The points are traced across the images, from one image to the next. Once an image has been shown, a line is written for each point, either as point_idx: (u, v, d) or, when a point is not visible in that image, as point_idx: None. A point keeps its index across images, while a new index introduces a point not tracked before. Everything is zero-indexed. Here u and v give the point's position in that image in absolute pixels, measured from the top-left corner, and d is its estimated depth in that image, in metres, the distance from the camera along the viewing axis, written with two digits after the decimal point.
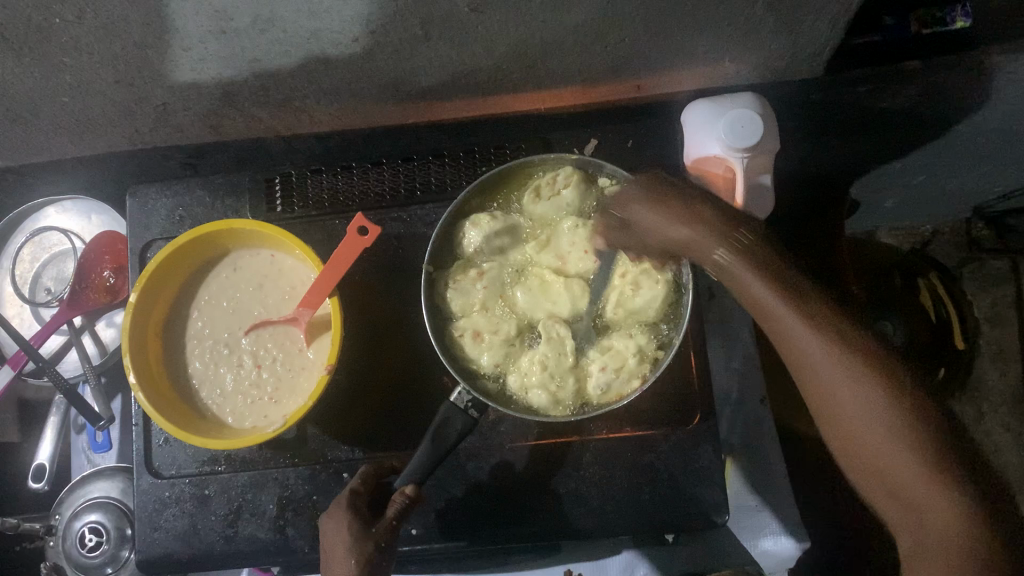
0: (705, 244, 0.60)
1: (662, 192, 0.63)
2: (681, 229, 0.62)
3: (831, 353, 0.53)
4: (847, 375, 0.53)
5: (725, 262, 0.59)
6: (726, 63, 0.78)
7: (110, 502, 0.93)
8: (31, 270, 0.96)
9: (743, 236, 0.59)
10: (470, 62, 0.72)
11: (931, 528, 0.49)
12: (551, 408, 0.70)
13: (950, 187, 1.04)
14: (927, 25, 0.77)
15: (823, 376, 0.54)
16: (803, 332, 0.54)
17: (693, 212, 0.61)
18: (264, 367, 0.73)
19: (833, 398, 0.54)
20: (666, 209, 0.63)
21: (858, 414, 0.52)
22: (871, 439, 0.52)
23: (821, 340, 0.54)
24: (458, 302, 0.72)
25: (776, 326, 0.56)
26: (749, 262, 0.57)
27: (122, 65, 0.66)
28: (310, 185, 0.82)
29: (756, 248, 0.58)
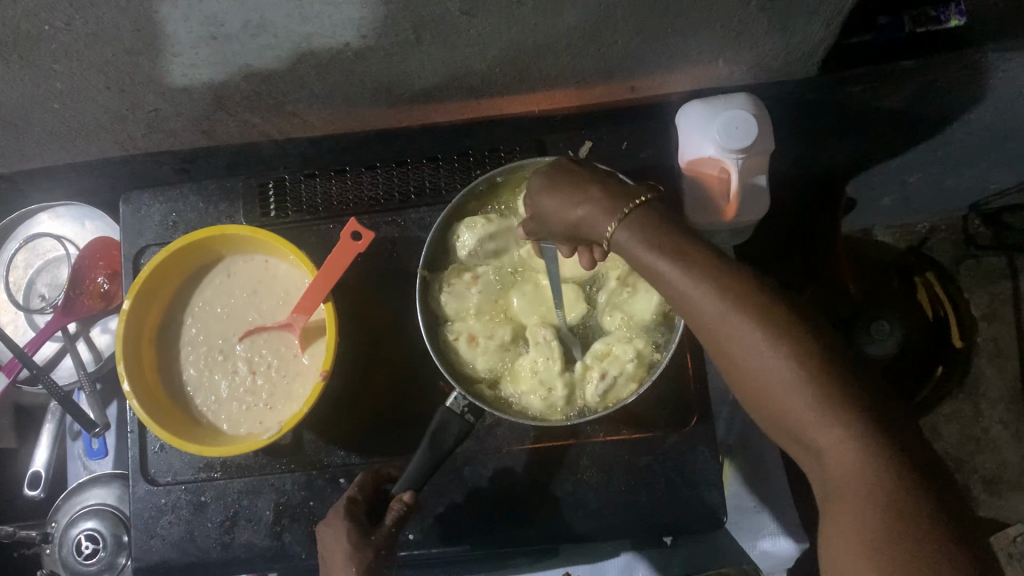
0: (599, 222, 0.57)
1: (567, 175, 0.61)
2: (578, 210, 0.58)
3: (743, 325, 0.49)
4: (763, 349, 0.48)
5: (623, 240, 0.55)
6: (720, 64, 0.78)
7: (106, 509, 0.93)
8: (25, 276, 0.95)
9: (637, 212, 0.55)
10: (463, 64, 0.72)
11: (858, 506, 0.45)
12: (546, 413, 0.70)
13: (946, 185, 1.03)
14: (920, 23, 0.78)
15: (739, 354, 0.50)
16: (715, 308, 0.50)
17: (600, 192, 0.58)
18: (259, 373, 0.73)
19: (752, 376, 0.49)
20: (568, 191, 0.60)
21: (777, 389, 0.48)
22: (794, 414, 0.48)
23: (729, 315, 0.50)
24: (453, 306, 0.72)
25: (684, 305, 0.52)
26: (644, 237, 0.54)
27: (113, 71, 0.65)
28: (304, 190, 0.82)
29: (654, 221, 0.54)
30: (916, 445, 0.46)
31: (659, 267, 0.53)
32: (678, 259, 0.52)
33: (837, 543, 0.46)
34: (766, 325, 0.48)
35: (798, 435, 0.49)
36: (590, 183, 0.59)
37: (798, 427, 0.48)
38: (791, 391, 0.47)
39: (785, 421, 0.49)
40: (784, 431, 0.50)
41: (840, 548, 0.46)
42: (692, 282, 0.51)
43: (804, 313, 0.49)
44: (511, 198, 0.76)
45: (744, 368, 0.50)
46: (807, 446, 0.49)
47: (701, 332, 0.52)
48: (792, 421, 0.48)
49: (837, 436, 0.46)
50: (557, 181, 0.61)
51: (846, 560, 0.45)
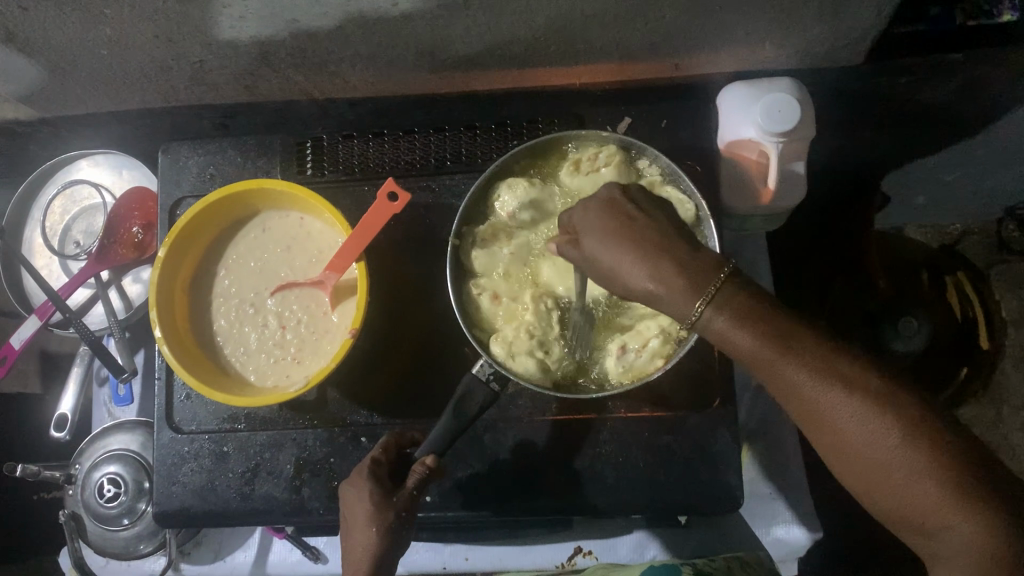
0: (678, 305, 0.52)
1: (620, 223, 0.54)
2: (643, 279, 0.53)
3: (859, 412, 0.50)
4: (890, 440, 0.49)
5: (714, 327, 0.53)
6: (767, 46, 0.77)
7: (128, 454, 0.94)
8: (61, 222, 0.96)
9: (728, 297, 0.52)
10: (509, 32, 0.72)
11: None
12: (506, 360, 0.68)
13: (985, 186, 1.02)
14: (972, 16, 0.75)
15: (859, 445, 0.51)
16: (835, 399, 0.51)
17: (670, 262, 0.53)
18: (289, 328, 0.74)
19: (874, 464, 0.50)
20: (626, 255, 0.53)
21: (901, 479, 0.50)
22: (917, 502, 0.49)
23: (851, 404, 0.50)
24: (483, 262, 0.72)
25: (786, 391, 0.53)
26: (744, 322, 0.52)
27: (162, 19, 0.66)
28: (342, 150, 0.82)
29: (746, 305, 0.52)
30: None
31: (762, 357, 0.52)
32: (786, 350, 0.52)
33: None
34: (889, 412, 0.50)
35: (918, 522, 0.50)
36: (661, 248, 0.53)
37: (920, 515, 0.49)
38: (923, 481, 0.49)
39: (903, 508, 0.50)
40: (895, 517, 0.51)
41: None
42: (803, 374, 0.51)
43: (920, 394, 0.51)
44: (551, 168, 0.76)
45: (863, 457, 0.51)
46: (922, 530, 0.50)
47: (808, 420, 0.53)
48: (913, 510, 0.50)
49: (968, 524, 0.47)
50: (611, 228, 0.54)
51: None
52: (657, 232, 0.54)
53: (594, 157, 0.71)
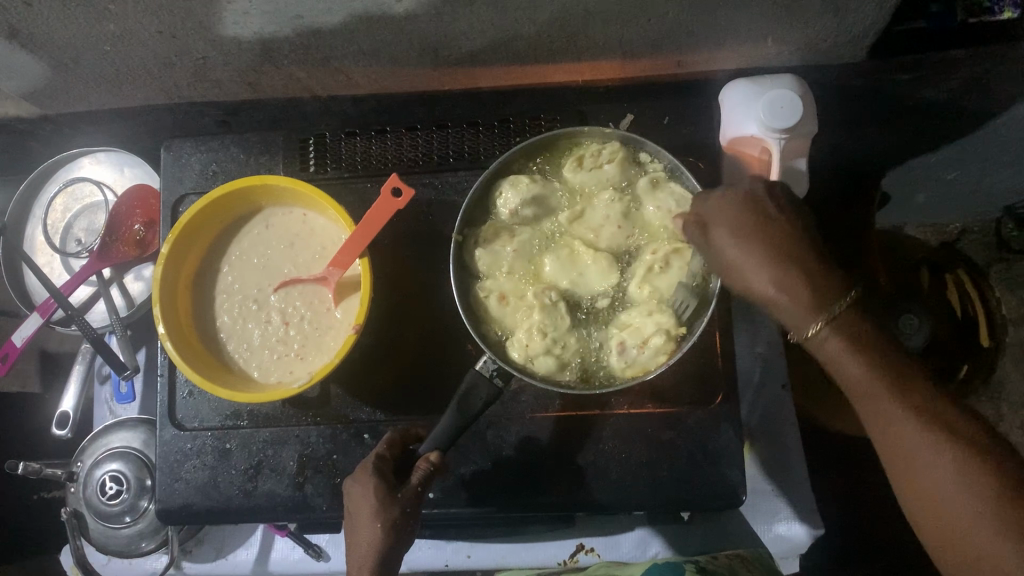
0: (800, 313, 0.57)
1: (754, 220, 0.60)
2: (767, 284, 0.58)
3: (942, 461, 0.53)
4: (946, 464, 0.53)
5: (825, 342, 0.57)
6: (769, 42, 0.78)
7: (130, 452, 0.94)
8: (62, 220, 0.96)
9: (846, 316, 0.57)
10: (513, 28, 0.72)
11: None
12: (525, 364, 0.69)
13: (985, 185, 1.02)
14: (974, 14, 0.74)
15: (932, 478, 0.53)
16: (901, 423, 0.55)
17: (797, 275, 0.58)
18: (292, 324, 0.74)
19: (940, 511, 0.53)
20: (766, 255, 0.59)
21: (950, 503, 0.52)
22: (957, 522, 0.52)
23: (916, 430, 0.54)
24: (487, 262, 0.72)
25: (891, 444, 0.56)
26: (854, 347, 0.56)
27: (167, 15, 0.66)
28: (344, 147, 0.82)
29: (866, 331, 0.57)
30: None
31: (870, 387, 0.56)
32: (900, 390, 0.56)
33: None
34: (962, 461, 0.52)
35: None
36: (789, 257, 0.58)
37: (966, 542, 0.52)
38: (968, 504, 0.52)
39: (948, 535, 0.53)
40: (941, 546, 0.54)
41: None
42: (922, 424, 0.54)
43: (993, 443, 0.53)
44: (553, 165, 0.75)
45: (923, 482, 0.54)
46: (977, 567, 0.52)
47: (889, 452, 0.56)
48: (967, 540, 0.52)
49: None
50: (744, 228, 0.60)
51: None
52: (795, 232, 0.59)
53: (596, 154, 0.72)
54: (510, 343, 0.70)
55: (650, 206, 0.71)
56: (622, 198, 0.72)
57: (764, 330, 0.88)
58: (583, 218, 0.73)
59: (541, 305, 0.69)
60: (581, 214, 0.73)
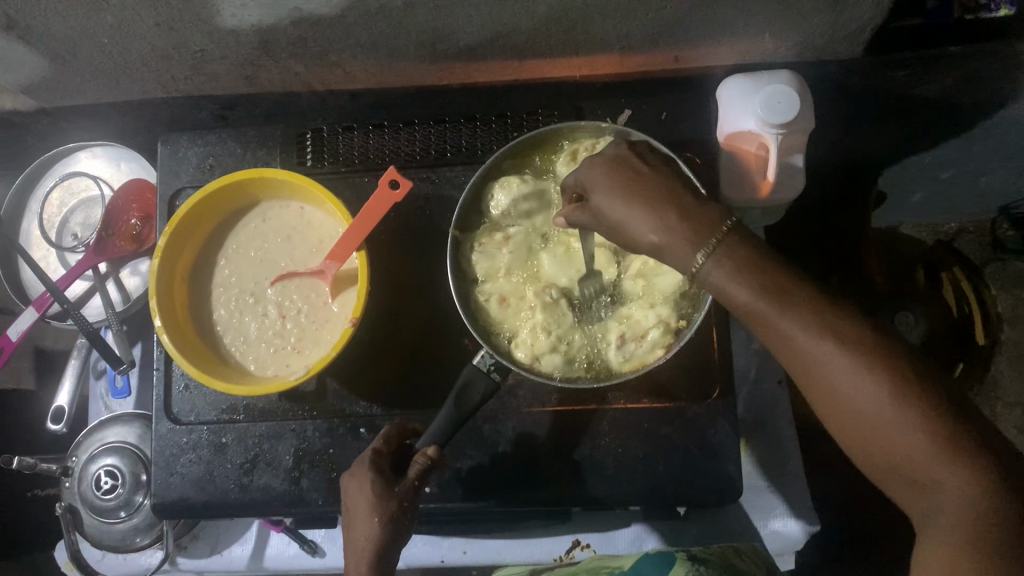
0: (681, 253, 0.54)
1: (628, 177, 0.58)
2: (648, 231, 0.56)
3: (854, 370, 0.50)
4: (872, 389, 0.49)
5: (710, 276, 0.54)
6: (766, 38, 0.78)
7: (126, 447, 0.94)
8: (59, 214, 0.96)
9: (733, 247, 0.54)
10: (511, 22, 0.72)
11: (953, 538, 0.48)
12: (532, 364, 0.69)
13: (981, 184, 1.03)
14: (970, 11, 0.76)
15: (853, 403, 0.50)
16: (827, 353, 0.51)
17: (675, 215, 0.55)
18: (288, 317, 0.74)
19: (861, 417, 0.50)
20: (642, 203, 0.56)
21: (888, 428, 0.49)
22: (896, 449, 0.50)
23: (837, 354, 0.50)
24: (484, 266, 0.72)
25: (795, 352, 0.52)
26: (744, 273, 0.53)
27: (164, 7, 0.66)
28: (342, 141, 0.82)
29: (746, 255, 0.53)
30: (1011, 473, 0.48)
31: (756, 309, 0.53)
32: (782, 307, 0.52)
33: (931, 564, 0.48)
34: (870, 364, 0.50)
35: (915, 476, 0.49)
36: (664, 202, 0.56)
37: (904, 464, 0.50)
38: (905, 430, 0.49)
39: (887, 457, 0.50)
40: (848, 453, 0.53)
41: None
42: (845, 349, 0.50)
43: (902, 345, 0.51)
44: (549, 160, 0.75)
45: (857, 410, 0.50)
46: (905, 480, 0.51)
47: (809, 374, 0.52)
48: (900, 461, 0.50)
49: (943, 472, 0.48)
50: (620, 186, 0.57)
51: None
52: (667, 184, 0.57)
53: (592, 149, 0.71)
54: (515, 344, 0.70)
55: None
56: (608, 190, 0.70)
57: None
58: None
59: (543, 305, 0.69)
60: None
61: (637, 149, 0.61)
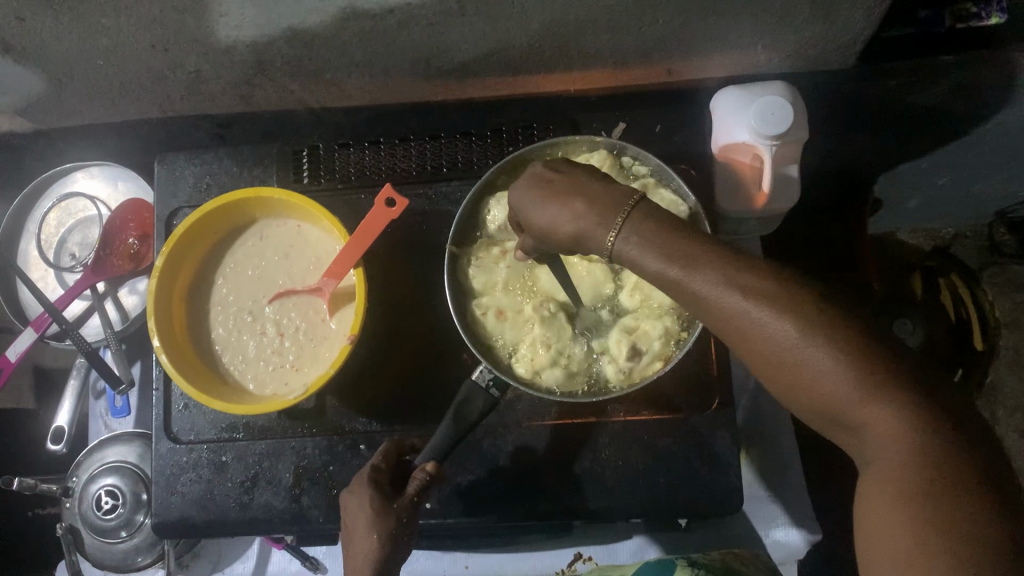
0: (593, 235, 0.52)
1: (542, 185, 0.55)
2: (564, 225, 0.53)
3: (764, 317, 0.46)
4: (789, 337, 0.45)
5: (624, 251, 0.51)
6: (759, 50, 0.78)
7: (126, 466, 0.94)
8: (56, 235, 0.96)
9: (639, 221, 0.51)
10: (505, 38, 0.72)
11: (893, 483, 0.42)
12: (534, 379, 0.69)
13: (976, 190, 1.03)
14: (961, 19, 0.78)
15: (770, 351, 0.46)
16: (737, 305, 0.46)
17: (581, 201, 0.53)
18: (287, 335, 0.74)
19: (781, 364, 0.46)
20: (553, 203, 0.54)
21: (808, 372, 0.45)
22: (825, 398, 0.45)
23: (749, 306, 0.46)
24: (481, 279, 0.72)
25: (707, 309, 0.48)
26: (651, 238, 0.50)
27: (160, 29, 0.66)
28: (338, 159, 0.82)
29: (649, 223, 0.51)
30: (940, 396, 0.44)
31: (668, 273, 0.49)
32: (690, 265, 0.48)
33: (876, 518, 0.43)
34: (779, 307, 0.45)
35: (844, 417, 0.45)
36: (571, 192, 0.53)
37: (834, 410, 0.45)
38: (829, 375, 0.44)
39: (817, 406, 0.46)
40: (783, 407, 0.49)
41: (879, 533, 0.43)
42: (757, 299, 0.46)
43: (818, 287, 0.47)
44: None
45: (777, 362, 0.46)
46: (843, 430, 0.46)
47: (729, 332, 0.48)
48: (831, 409, 0.45)
49: (874, 415, 0.43)
50: (539, 195, 0.55)
51: (888, 540, 0.42)
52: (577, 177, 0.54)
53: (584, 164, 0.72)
54: (515, 359, 0.70)
55: None
56: None
57: None
58: None
59: (541, 318, 0.69)
60: None
61: (552, 159, 0.58)
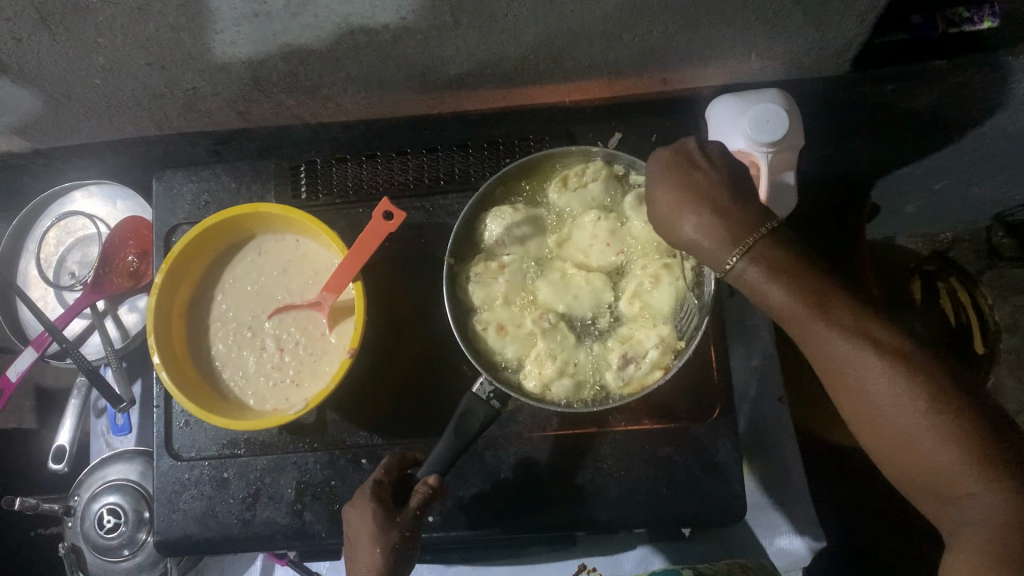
0: (713, 250, 0.56)
1: (680, 177, 0.59)
2: (689, 228, 0.57)
3: (892, 381, 0.50)
4: (917, 406, 0.50)
5: (744, 275, 0.56)
6: (753, 58, 0.79)
7: (127, 484, 0.94)
8: (55, 254, 0.97)
9: (764, 248, 0.55)
10: (500, 51, 0.73)
11: (978, 552, 0.48)
12: (542, 393, 0.69)
13: (973, 194, 1.03)
14: (954, 24, 0.77)
15: (874, 403, 0.52)
16: (870, 365, 0.51)
17: (710, 210, 0.57)
18: (287, 351, 0.74)
19: (888, 422, 0.51)
20: (682, 200, 0.58)
21: (923, 439, 0.50)
22: (939, 467, 0.49)
23: (884, 370, 0.51)
24: (481, 294, 0.72)
25: (826, 358, 0.54)
26: (774, 270, 0.54)
27: (156, 47, 0.67)
28: (335, 173, 0.83)
29: (779, 256, 0.55)
30: None
31: (803, 314, 0.53)
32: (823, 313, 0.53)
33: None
34: (903, 373, 0.50)
35: (942, 484, 0.50)
36: (710, 194, 0.57)
37: (934, 475, 0.50)
38: (947, 448, 0.49)
39: (910, 464, 0.51)
40: (886, 461, 0.53)
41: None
42: (893, 362, 0.51)
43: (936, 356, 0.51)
44: (540, 187, 0.76)
45: (889, 424, 0.51)
46: (938, 497, 0.51)
47: (834, 376, 0.54)
48: (929, 474, 0.50)
49: (988, 492, 0.48)
50: (673, 184, 0.59)
51: None
52: (718, 178, 0.58)
53: (581, 173, 0.72)
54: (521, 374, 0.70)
55: (638, 222, 0.71)
56: (608, 215, 0.72)
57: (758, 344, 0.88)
58: (572, 240, 0.73)
59: (542, 331, 0.70)
60: (569, 236, 0.74)
61: (703, 141, 0.61)
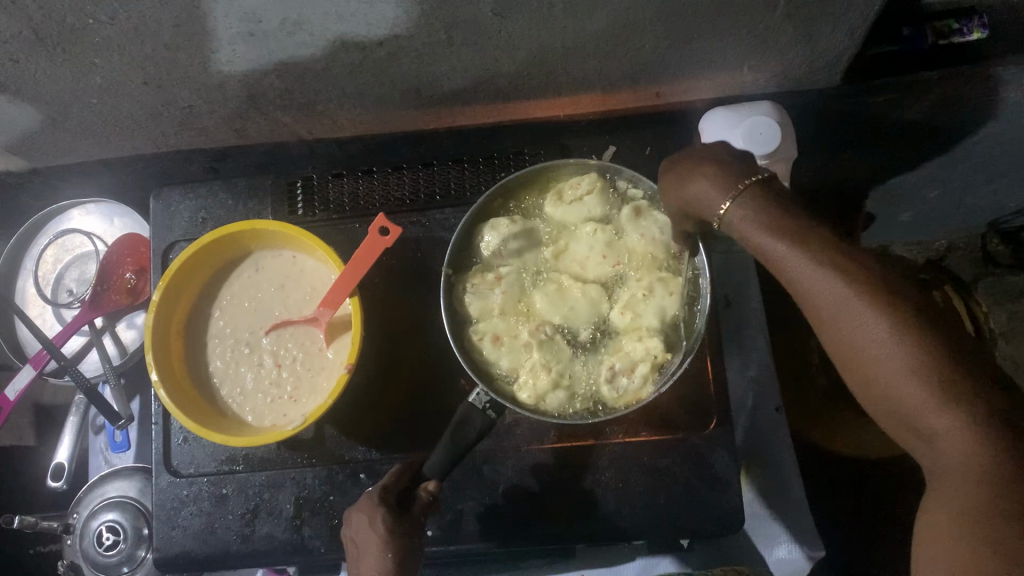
0: (708, 200, 0.53)
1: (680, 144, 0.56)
2: (690, 184, 0.54)
3: (863, 318, 0.46)
4: (883, 340, 0.46)
5: (732, 219, 0.52)
6: (745, 71, 0.79)
7: (126, 502, 0.94)
8: (53, 271, 0.97)
9: (752, 193, 0.51)
10: (494, 66, 0.73)
11: (959, 498, 0.45)
12: (537, 404, 0.69)
13: (965, 203, 1.04)
14: (944, 36, 0.77)
15: (848, 342, 0.48)
16: (839, 302, 0.47)
17: (710, 165, 0.53)
18: (285, 366, 0.74)
19: (864, 363, 0.47)
20: (683, 163, 0.55)
21: (894, 377, 0.46)
22: (910, 403, 0.46)
23: (850, 305, 0.47)
24: (477, 306, 0.72)
25: (800, 296, 0.50)
26: (757, 213, 0.50)
27: (152, 67, 0.67)
28: (332, 189, 0.83)
29: (766, 199, 0.51)
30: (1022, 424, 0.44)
31: (775, 251, 0.50)
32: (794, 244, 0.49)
33: (934, 521, 0.46)
34: (875, 310, 0.46)
35: (919, 426, 0.46)
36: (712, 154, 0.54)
37: (910, 415, 0.46)
38: (915, 386, 0.45)
39: (887, 402, 0.47)
40: (867, 398, 0.49)
41: (942, 538, 0.45)
42: (863, 300, 0.46)
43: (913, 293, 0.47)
44: (535, 200, 0.77)
45: (859, 358, 0.47)
46: (917, 434, 0.47)
47: (809, 312, 0.50)
48: (903, 411, 0.47)
49: (956, 432, 0.44)
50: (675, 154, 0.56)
51: (943, 541, 0.45)
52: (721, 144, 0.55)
53: (576, 186, 0.73)
54: (517, 386, 0.70)
55: (633, 234, 0.71)
56: (604, 227, 0.73)
57: (754, 355, 0.89)
58: (567, 251, 0.74)
59: (539, 343, 0.70)
60: (565, 248, 0.74)
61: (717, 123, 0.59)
